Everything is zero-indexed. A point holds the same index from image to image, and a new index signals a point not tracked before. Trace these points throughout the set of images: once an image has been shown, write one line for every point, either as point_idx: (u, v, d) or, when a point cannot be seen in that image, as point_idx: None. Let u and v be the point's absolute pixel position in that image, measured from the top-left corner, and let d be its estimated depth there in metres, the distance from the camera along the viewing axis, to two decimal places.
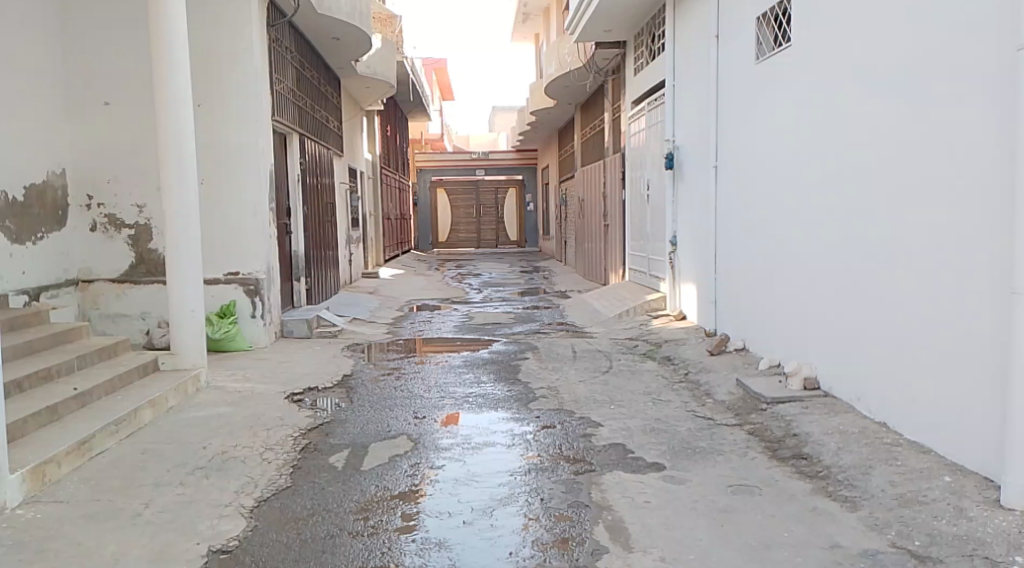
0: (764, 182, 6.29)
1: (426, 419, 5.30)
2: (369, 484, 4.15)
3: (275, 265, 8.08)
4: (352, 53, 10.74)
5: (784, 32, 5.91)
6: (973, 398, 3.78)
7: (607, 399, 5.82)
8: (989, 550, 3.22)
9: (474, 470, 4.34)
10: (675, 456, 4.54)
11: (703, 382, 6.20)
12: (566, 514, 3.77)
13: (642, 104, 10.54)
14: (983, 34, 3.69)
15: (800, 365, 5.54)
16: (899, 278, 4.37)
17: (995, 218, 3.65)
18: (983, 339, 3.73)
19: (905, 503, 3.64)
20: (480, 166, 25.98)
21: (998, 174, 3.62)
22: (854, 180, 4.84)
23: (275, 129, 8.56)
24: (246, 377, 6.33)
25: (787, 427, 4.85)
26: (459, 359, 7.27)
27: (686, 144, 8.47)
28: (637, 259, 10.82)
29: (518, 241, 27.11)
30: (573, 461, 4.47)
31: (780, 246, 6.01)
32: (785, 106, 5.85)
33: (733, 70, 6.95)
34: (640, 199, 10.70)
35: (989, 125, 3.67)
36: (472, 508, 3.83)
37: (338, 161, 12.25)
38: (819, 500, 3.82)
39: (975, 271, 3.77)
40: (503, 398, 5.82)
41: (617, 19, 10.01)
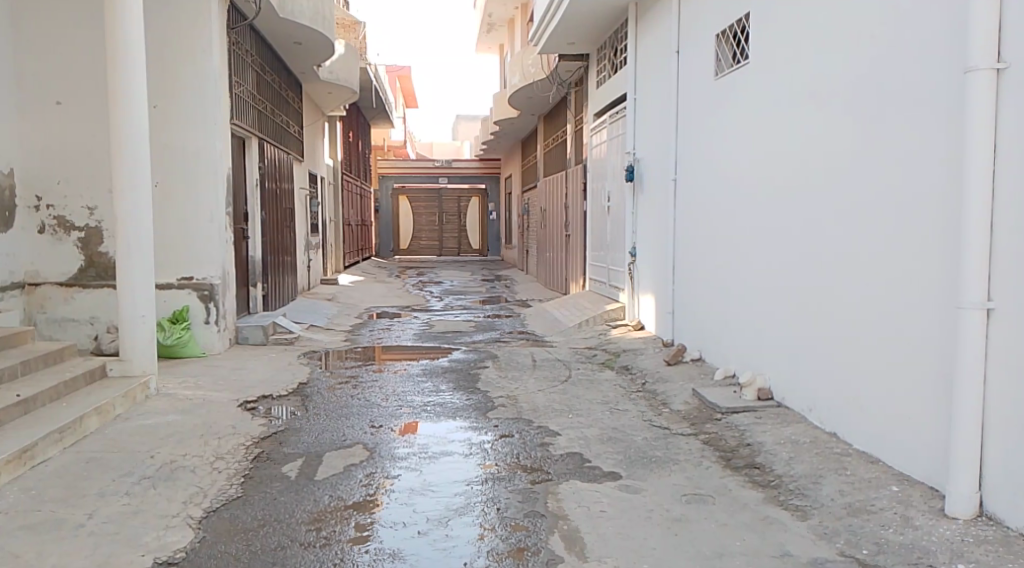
0: (723, 194, 6.35)
1: (383, 428, 5.26)
2: (323, 494, 4.10)
3: (231, 271, 7.95)
4: (315, 58, 10.69)
5: (742, 50, 6.00)
6: (920, 409, 3.86)
7: (565, 408, 5.84)
8: (934, 559, 3.25)
9: (430, 479, 4.32)
10: (631, 465, 4.57)
11: (659, 392, 6.25)
12: (522, 523, 3.76)
13: (603, 117, 10.66)
14: (935, 52, 3.77)
15: (754, 375, 5.61)
16: (851, 291, 4.45)
17: (941, 233, 3.72)
18: (930, 354, 3.79)
19: (854, 512, 3.70)
20: (443, 174, 26.08)
21: (946, 189, 3.69)
22: (809, 194, 4.92)
23: (234, 133, 8.46)
24: (198, 384, 6.22)
25: (740, 436, 4.91)
26: (418, 367, 7.24)
27: (647, 156, 8.57)
28: (598, 269, 10.87)
29: (480, 250, 27.15)
30: (530, 470, 4.47)
31: (736, 258, 6.08)
32: (744, 121, 5.92)
33: (694, 83, 7.03)
34: (600, 210, 10.77)
35: (938, 141, 3.75)
36: (427, 518, 3.81)
37: (298, 166, 12.14)
38: (770, 509, 3.87)
39: (923, 285, 3.85)
40: (461, 407, 5.80)
41: (580, 31, 10.07)
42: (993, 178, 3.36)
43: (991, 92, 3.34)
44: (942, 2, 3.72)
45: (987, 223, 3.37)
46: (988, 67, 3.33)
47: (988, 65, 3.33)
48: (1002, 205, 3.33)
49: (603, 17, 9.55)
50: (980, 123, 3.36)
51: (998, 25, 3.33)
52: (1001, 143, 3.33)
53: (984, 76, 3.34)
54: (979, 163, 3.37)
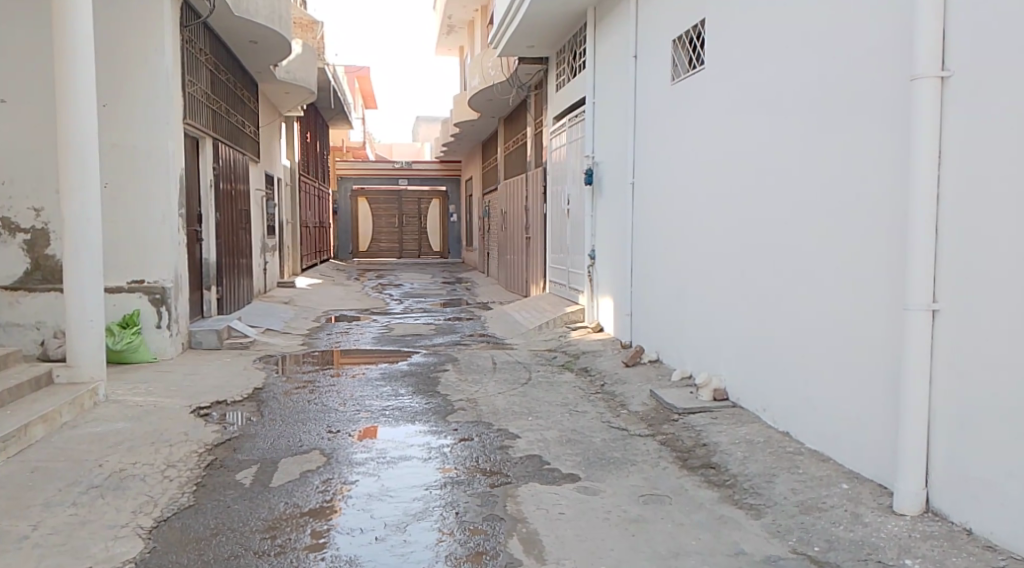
0: (679, 198, 6.41)
1: (341, 433, 5.21)
2: (278, 501, 4.04)
3: (184, 274, 7.81)
4: (271, 58, 10.55)
5: (698, 56, 6.06)
6: (869, 408, 3.94)
7: (524, 410, 5.84)
8: (882, 554, 3.31)
9: (388, 485, 4.29)
10: (589, 466, 4.59)
11: (618, 393, 6.29)
12: (480, 527, 3.75)
13: (563, 120, 10.70)
14: (884, 60, 3.84)
15: (710, 377, 5.68)
16: (803, 292, 4.52)
17: (889, 236, 3.80)
18: (877, 355, 3.88)
19: (805, 510, 3.76)
20: (403, 175, 26.03)
21: (893, 192, 3.77)
22: (762, 199, 4.99)
23: (186, 133, 8.31)
24: (149, 390, 6.10)
25: (696, 437, 4.96)
26: (377, 371, 7.17)
27: (605, 159, 8.62)
28: (558, 271, 10.91)
29: (440, 252, 27.05)
30: (489, 474, 4.47)
31: (692, 260, 6.15)
32: (699, 125, 5.99)
33: (651, 87, 7.08)
34: (560, 213, 10.81)
35: (886, 146, 3.83)
36: (385, 524, 3.78)
37: (254, 166, 11.97)
38: (725, 508, 3.92)
39: (872, 287, 3.92)
40: (421, 411, 5.77)
41: (539, 34, 10.10)
42: (938, 181, 3.43)
43: (936, 100, 3.41)
44: (891, 12, 3.79)
45: (931, 226, 3.44)
46: (933, 74, 3.40)
47: (933, 73, 3.40)
48: (946, 208, 3.41)
49: (561, 22, 9.61)
50: (925, 129, 3.44)
51: (943, 34, 3.40)
52: (945, 151, 3.41)
53: (928, 83, 3.41)
54: (923, 168, 3.45)
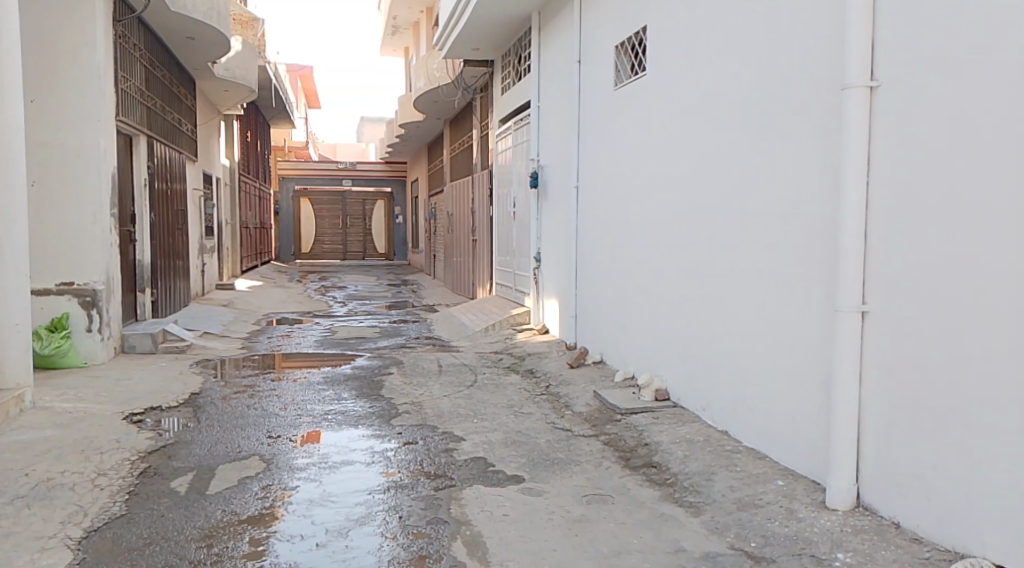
0: (622, 201, 6.48)
1: (281, 438, 5.12)
2: (215, 509, 3.96)
3: (116, 275, 7.59)
4: (209, 54, 10.34)
5: (640, 61, 6.14)
6: (803, 407, 4.03)
7: (470, 413, 5.83)
8: (816, 549, 3.38)
9: (330, 490, 4.23)
10: (533, 468, 4.60)
11: (562, 394, 6.32)
12: (424, 531, 3.73)
13: (508, 123, 10.73)
14: (817, 69, 3.93)
15: (652, 378, 5.75)
16: (740, 294, 4.61)
17: (821, 240, 3.90)
18: (810, 355, 3.97)
19: (743, 506, 3.83)
20: (347, 176, 25.80)
21: (825, 196, 3.87)
22: (702, 203, 5.06)
23: (120, 131, 8.09)
24: (81, 396, 5.91)
25: (639, 436, 5.01)
26: (319, 375, 7.08)
27: (550, 162, 8.67)
28: (504, 274, 10.92)
29: (386, 255, 26.86)
30: (434, 477, 4.45)
31: (634, 261, 6.21)
32: (641, 128, 6.05)
33: (595, 92, 7.13)
34: (506, 216, 10.85)
35: (819, 151, 3.91)
36: (326, 530, 3.73)
37: (191, 166, 11.71)
38: (666, 506, 3.97)
39: (806, 289, 4.01)
40: (364, 415, 5.71)
41: (484, 36, 10.11)
42: (867, 186, 3.54)
43: (865, 108, 3.52)
44: (823, 22, 3.89)
45: (861, 228, 3.54)
46: (863, 83, 3.51)
47: (862, 83, 3.50)
48: (875, 211, 3.51)
49: (506, 25, 9.64)
50: (855, 137, 3.54)
51: (872, 43, 3.51)
52: (874, 157, 3.51)
53: (859, 93, 3.52)
54: (853, 174, 3.55)
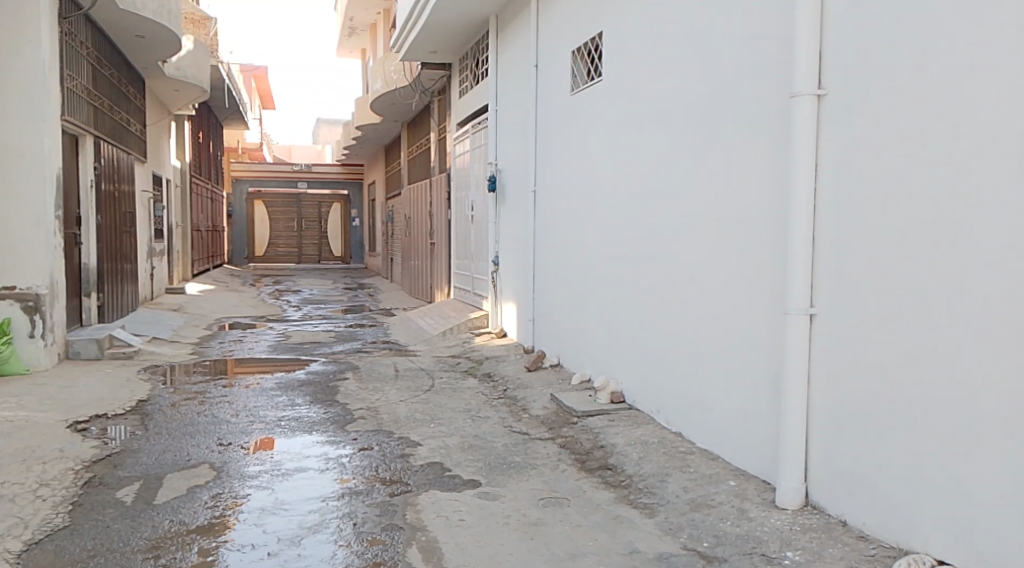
0: (578, 206, 6.51)
1: (232, 445, 5.04)
2: (162, 519, 3.87)
3: (61, 279, 7.41)
4: (160, 53, 10.16)
5: (595, 67, 6.19)
6: (754, 409, 4.08)
7: (427, 418, 5.79)
8: (766, 547, 3.42)
9: (283, 498, 4.17)
10: (490, 472, 4.59)
11: (520, 398, 6.32)
12: (379, 538, 3.69)
13: (466, 126, 10.72)
14: (767, 76, 3.99)
15: (608, 380, 5.78)
16: (693, 298, 4.65)
17: (771, 244, 3.95)
18: (761, 358, 4.02)
19: (696, 507, 3.87)
20: (303, 178, 25.53)
21: (775, 200, 3.93)
22: (656, 208, 5.10)
23: (65, 130, 7.90)
24: (23, 404, 5.74)
25: (595, 439, 5.03)
26: (273, 380, 6.98)
27: (508, 165, 8.67)
28: (462, 278, 10.90)
29: (342, 258, 26.61)
30: (389, 483, 4.41)
31: (590, 264, 6.24)
32: (597, 132, 6.09)
33: (552, 96, 7.16)
34: (464, 219, 10.83)
35: (769, 158, 3.97)
36: (278, 538, 3.67)
37: (140, 167, 11.47)
38: (621, 508, 3.99)
39: (757, 292, 4.07)
40: (318, 421, 5.64)
41: (441, 40, 10.09)
42: (814, 192, 3.60)
43: (812, 116, 3.58)
44: (773, 30, 3.95)
45: (808, 232, 3.60)
46: (810, 92, 3.57)
47: (810, 91, 3.57)
48: (822, 215, 3.57)
49: (462, 29, 9.65)
50: (802, 145, 3.60)
51: (819, 51, 3.57)
52: (821, 165, 3.57)
53: (806, 101, 3.57)
54: (801, 180, 3.61)
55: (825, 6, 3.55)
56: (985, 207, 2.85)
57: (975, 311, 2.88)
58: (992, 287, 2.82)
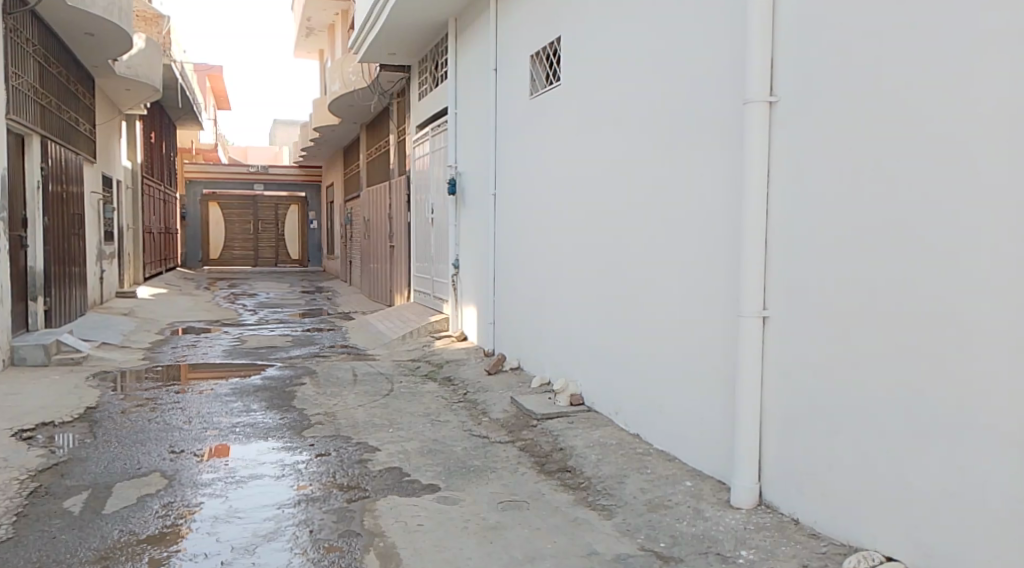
0: (537, 209, 6.51)
1: (185, 453, 4.94)
2: (111, 529, 3.78)
3: (5, 282, 7.20)
4: (110, 52, 9.95)
5: (554, 71, 6.20)
6: (709, 411, 4.12)
7: (385, 422, 5.75)
8: (721, 547, 3.45)
9: (238, 506, 4.10)
10: (449, 476, 4.56)
11: (480, 401, 6.30)
12: (336, 544, 3.65)
13: (425, 129, 10.68)
14: (721, 82, 4.04)
15: (567, 383, 5.79)
16: (651, 302, 4.68)
17: (725, 248, 4.00)
18: (716, 361, 4.06)
19: (653, 508, 3.89)
20: (259, 180, 25.22)
21: (728, 204, 3.98)
22: (614, 211, 5.13)
23: (10, 129, 7.69)
24: None
25: (554, 441, 5.03)
26: (228, 386, 6.86)
27: (467, 168, 8.65)
28: (422, 281, 10.85)
29: (300, 261, 26.32)
30: (347, 489, 4.36)
31: (549, 266, 6.25)
32: (555, 135, 6.11)
33: (512, 100, 7.16)
34: (424, 222, 10.78)
35: (723, 163, 4.02)
36: (232, 547, 3.60)
37: (89, 168, 11.22)
38: (579, 510, 3.99)
39: (711, 295, 4.11)
40: (274, 427, 5.56)
41: (399, 42, 10.04)
42: (767, 197, 3.65)
43: (764, 123, 3.62)
44: (726, 37, 4.00)
45: (761, 235, 3.65)
46: (763, 99, 3.61)
47: (762, 98, 3.61)
48: (774, 217, 3.62)
49: (421, 31, 9.61)
50: (755, 151, 3.64)
51: (771, 59, 3.62)
52: (774, 170, 3.62)
53: (759, 108, 3.62)
54: (753, 185, 3.65)
55: (777, 14, 3.60)
56: (929, 210, 2.90)
57: (921, 313, 2.94)
58: (937, 289, 2.88)
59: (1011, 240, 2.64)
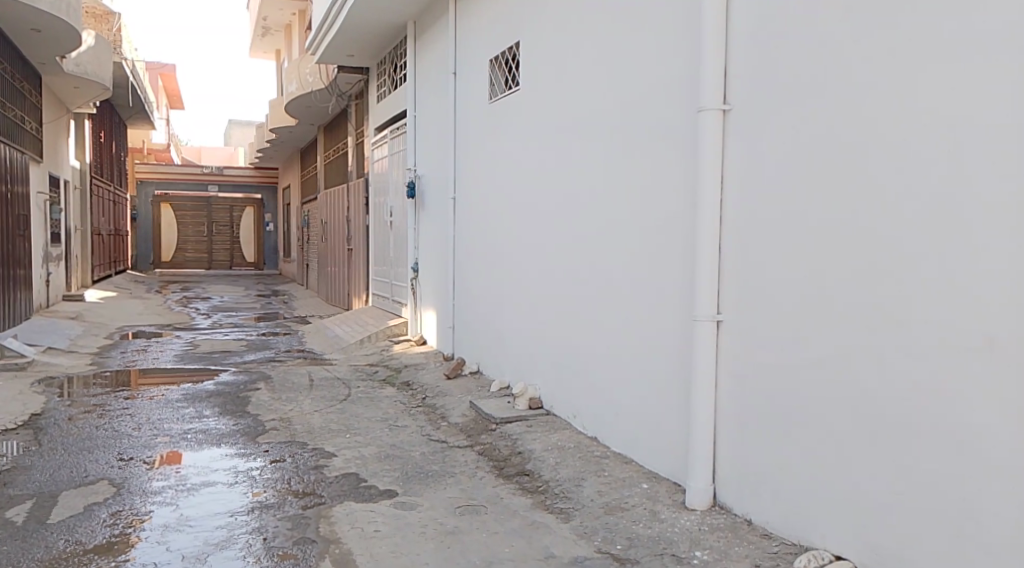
0: (497, 213, 6.49)
1: (134, 460, 4.82)
2: (55, 539, 3.67)
3: None
4: (58, 48, 9.70)
5: (513, 76, 6.21)
6: (665, 414, 4.14)
7: (342, 428, 5.68)
8: (676, 548, 3.46)
9: (189, 514, 4.01)
10: (407, 482, 4.52)
11: (439, 406, 6.26)
12: (290, 552, 3.59)
13: (384, 132, 10.60)
14: (676, 90, 4.07)
15: (526, 386, 5.77)
16: (608, 306, 4.69)
17: (679, 254, 4.04)
18: (671, 365, 4.09)
19: (609, 510, 3.90)
20: (213, 182, 24.81)
21: (681, 211, 4.02)
22: (573, 216, 5.13)
23: None
24: None
25: (512, 445, 5.02)
26: (179, 392, 6.73)
27: (427, 172, 8.61)
28: (381, 284, 10.76)
29: (256, 264, 25.93)
30: (302, 495, 4.29)
31: (509, 270, 6.23)
32: (514, 139, 6.10)
33: (471, 104, 7.14)
34: (382, 225, 10.70)
35: (678, 170, 4.05)
36: (183, 556, 3.53)
37: (35, 167, 10.92)
38: (537, 513, 3.98)
39: (667, 300, 4.14)
40: (228, 433, 5.46)
41: (357, 43, 9.96)
42: (721, 204, 3.68)
43: (718, 131, 3.66)
44: (681, 45, 4.03)
45: (715, 239, 3.68)
46: (716, 107, 3.65)
47: (715, 106, 3.65)
48: (728, 222, 3.66)
49: (380, 33, 9.54)
50: (709, 159, 3.68)
51: (725, 67, 3.66)
52: (727, 177, 3.66)
53: (712, 116, 3.66)
54: (708, 193, 3.68)
55: (730, 24, 3.64)
56: (878, 217, 2.95)
57: (869, 317, 2.99)
58: (885, 294, 2.93)
59: (956, 246, 2.69)
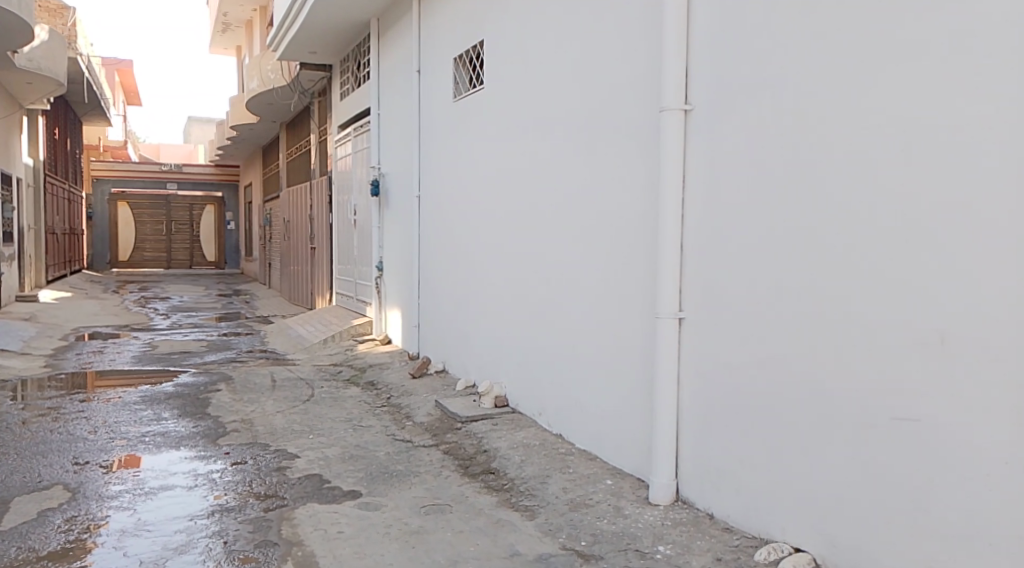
0: (461, 212, 6.47)
1: (90, 464, 4.71)
2: (7, 546, 3.57)
3: None
4: (10, 42, 9.45)
5: (478, 75, 6.18)
6: (629, 412, 4.15)
7: (305, 428, 5.62)
8: (640, 543, 3.47)
9: (147, 518, 3.92)
10: (371, 482, 4.47)
11: (403, 405, 6.21)
12: (251, 555, 3.53)
13: (348, 129, 10.50)
14: (639, 89, 4.08)
15: (491, 385, 5.75)
16: (572, 305, 4.69)
17: (642, 251, 4.05)
18: (635, 365, 4.09)
19: (574, 507, 3.90)
20: (173, 180, 24.39)
21: (644, 208, 4.03)
22: (537, 214, 5.12)
23: None
24: None
25: (477, 444, 4.99)
26: (137, 394, 6.60)
27: (391, 170, 8.55)
28: (344, 282, 10.67)
29: (217, 263, 25.57)
30: (263, 498, 4.22)
31: (473, 268, 6.21)
32: (478, 137, 6.07)
33: (435, 102, 7.10)
34: (346, 224, 10.61)
35: (641, 168, 4.06)
36: (140, 561, 3.45)
37: None
38: (502, 511, 3.96)
39: (630, 298, 4.15)
40: (187, 436, 5.36)
41: (319, 40, 9.85)
42: (683, 203, 3.70)
43: (680, 130, 3.68)
44: (643, 45, 4.04)
45: (678, 238, 3.70)
46: (678, 107, 3.66)
47: (677, 106, 3.66)
48: (691, 220, 3.67)
49: (343, 30, 9.44)
50: (672, 158, 3.69)
51: (687, 67, 3.67)
52: (689, 175, 3.67)
53: (674, 115, 3.67)
54: (671, 192, 3.70)
55: (692, 25, 3.65)
56: (837, 215, 2.98)
57: (829, 315, 3.02)
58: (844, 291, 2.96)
59: (913, 243, 2.72)
